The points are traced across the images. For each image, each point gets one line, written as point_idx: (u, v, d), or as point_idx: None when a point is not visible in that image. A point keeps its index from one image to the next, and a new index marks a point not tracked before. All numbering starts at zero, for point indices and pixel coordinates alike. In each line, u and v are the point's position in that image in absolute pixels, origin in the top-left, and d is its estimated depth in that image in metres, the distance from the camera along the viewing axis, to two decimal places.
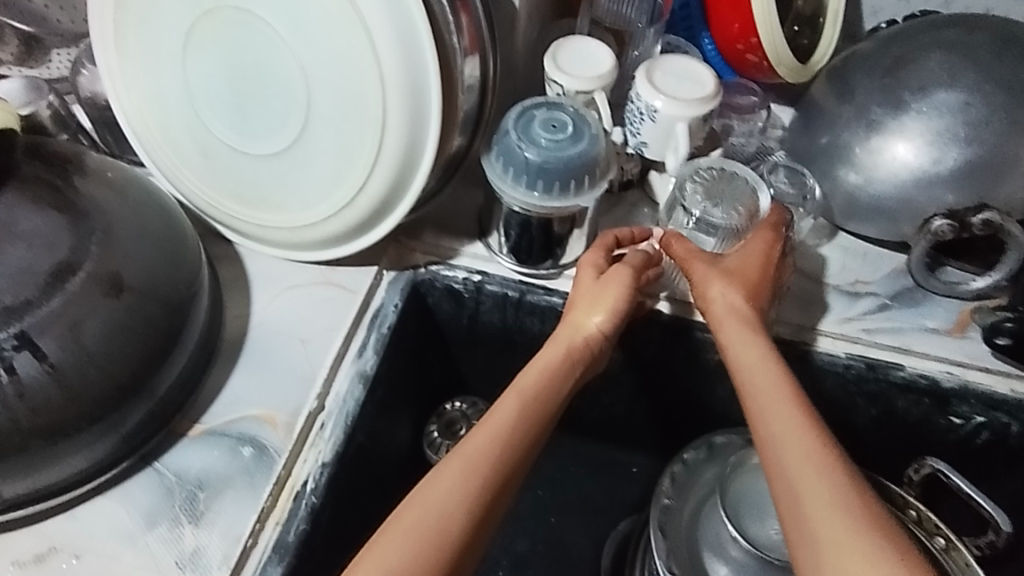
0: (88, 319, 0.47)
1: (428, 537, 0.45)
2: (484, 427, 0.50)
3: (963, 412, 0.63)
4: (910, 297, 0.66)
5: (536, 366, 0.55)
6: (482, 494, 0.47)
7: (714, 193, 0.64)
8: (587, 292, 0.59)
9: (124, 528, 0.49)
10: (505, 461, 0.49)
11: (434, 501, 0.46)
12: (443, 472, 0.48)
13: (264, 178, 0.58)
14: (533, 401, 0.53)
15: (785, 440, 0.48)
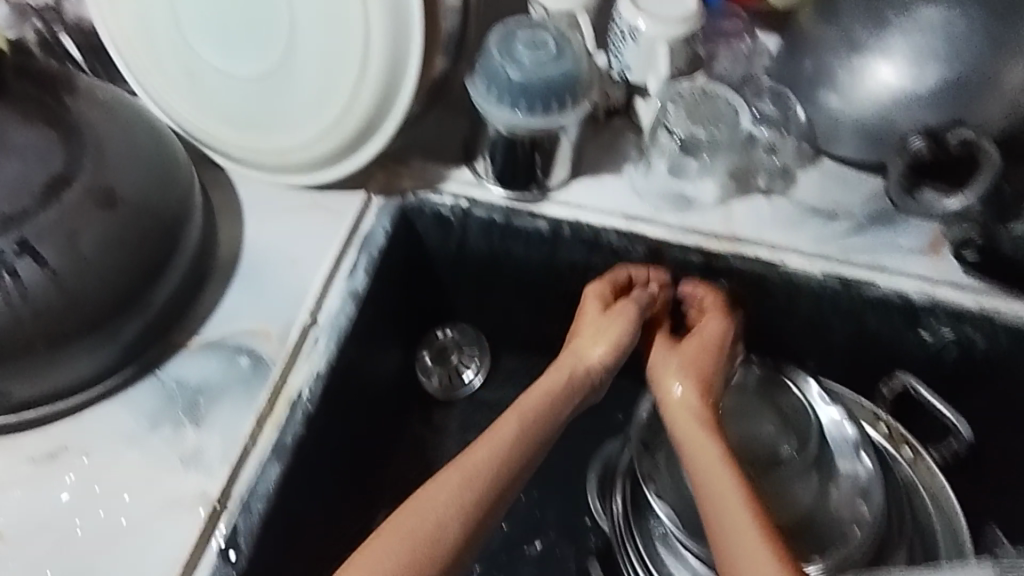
0: (83, 229, 0.48)
1: (419, 548, 0.49)
2: (484, 441, 0.55)
3: (932, 326, 0.65)
4: (888, 218, 0.68)
5: (539, 391, 0.60)
6: (475, 511, 0.52)
7: (700, 115, 0.67)
8: (590, 326, 0.64)
9: (130, 429, 0.52)
10: (501, 471, 0.54)
11: (430, 511, 0.51)
12: (438, 488, 0.52)
13: (250, 101, 0.59)
14: (534, 421, 0.57)
15: (712, 479, 0.55)
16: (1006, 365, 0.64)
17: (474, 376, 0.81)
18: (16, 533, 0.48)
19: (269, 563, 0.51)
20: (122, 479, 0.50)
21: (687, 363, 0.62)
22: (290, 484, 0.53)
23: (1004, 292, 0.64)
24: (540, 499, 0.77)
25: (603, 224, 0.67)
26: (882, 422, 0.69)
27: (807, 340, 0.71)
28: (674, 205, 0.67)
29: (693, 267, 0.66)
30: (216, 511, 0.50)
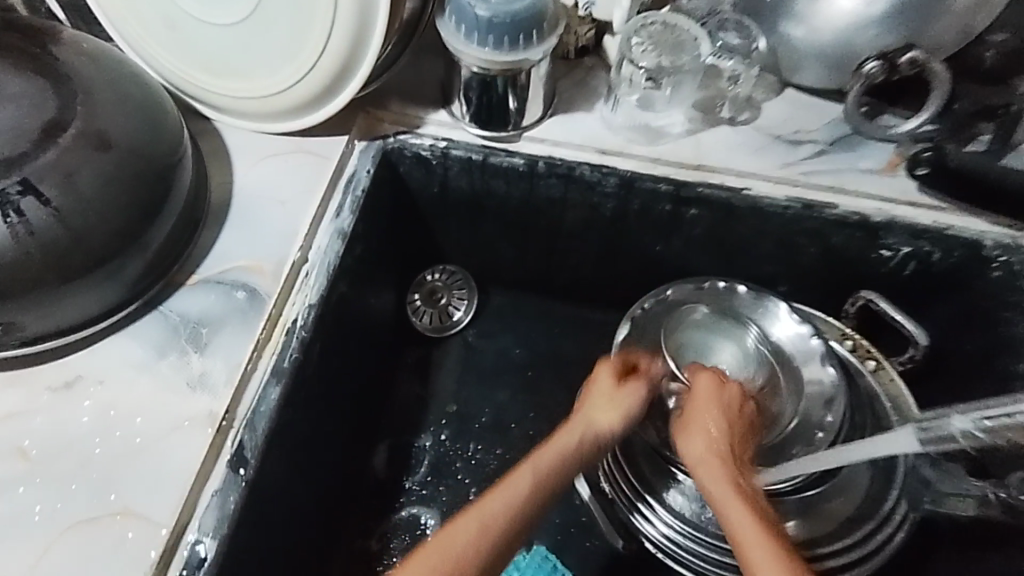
0: (80, 170, 0.51)
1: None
2: (504, 489, 0.53)
3: (890, 243, 0.69)
4: (848, 142, 0.71)
5: (549, 450, 0.57)
6: (491, 551, 0.50)
7: (666, 50, 0.70)
8: (600, 395, 0.62)
9: (139, 358, 0.56)
10: (510, 528, 0.51)
11: (451, 549, 0.49)
12: (456, 526, 0.50)
13: (229, 48, 0.62)
14: (544, 484, 0.54)
15: (738, 523, 0.50)
16: (955, 276, 0.69)
17: (463, 312, 0.86)
18: (40, 455, 0.52)
19: (276, 474, 0.57)
20: (133, 403, 0.54)
21: (716, 416, 0.59)
22: (289, 404, 0.58)
23: (956, 208, 0.68)
24: (530, 425, 0.81)
25: (576, 158, 0.70)
26: (847, 339, 0.73)
27: (776, 264, 0.74)
28: (644, 138, 0.70)
29: (663, 196, 0.69)
30: (224, 427, 0.54)
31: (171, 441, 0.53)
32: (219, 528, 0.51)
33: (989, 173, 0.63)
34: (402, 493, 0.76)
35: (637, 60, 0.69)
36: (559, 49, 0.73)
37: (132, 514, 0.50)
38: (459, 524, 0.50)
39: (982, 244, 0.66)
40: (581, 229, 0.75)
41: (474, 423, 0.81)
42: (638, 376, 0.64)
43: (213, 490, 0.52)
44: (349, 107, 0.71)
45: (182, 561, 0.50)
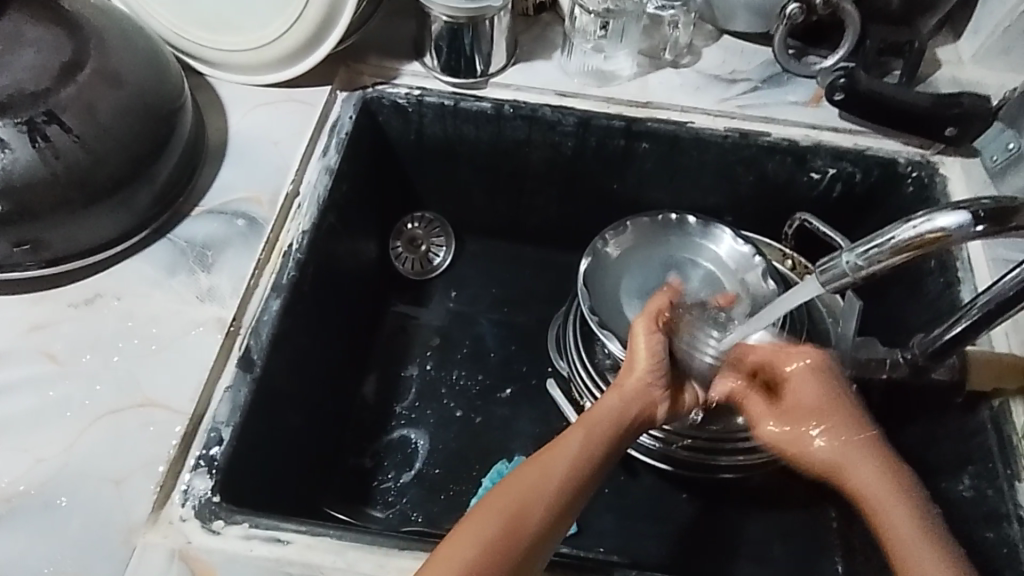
0: (99, 104, 0.58)
1: (512, 519, 0.49)
2: (556, 450, 0.54)
3: (819, 166, 0.77)
4: (778, 80, 0.80)
5: (603, 404, 0.58)
6: (557, 506, 0.51)
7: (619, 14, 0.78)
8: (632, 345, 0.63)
9: (153, 277, 0.63)
10: (579, 484, 0.53)
11: (515, 496, 0.50)
12: (521, 473, 0.52)
13: (224, 4, 0.71)
14: (598, 434, 0.56)
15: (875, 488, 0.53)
16: (877, 193, 0.78)
17: (442, 257, 0.92)
18: (67, 358, 0.58)
19: (279, 378, 0.63)
20: (150, 314, 0.61)
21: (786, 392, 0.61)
22: (289, 315, 0.64)
23: (871, 132, 0.77)
24: (506, 355, 0.86)
25: (538, 101, 0.78)
26: (787, 258, 0.80)
27: (722, 195, 0.83)
28: (596, 80, 0.79)
29: (617, 131, 0.77)
30: (232, 332, 0.61)
31: (186, 344, 0.60)
32: (232, 417, 0.58)
33: (892, 97, 0.73)
34: (392, 417, 0.81)
35: (592, 25, 0.78)
36: (519, 6, 0.82)
37: (155, 404, 0.57)
38: (529, 474, 0.52)
39: (896, 161, 0.75)
40: (546, 169, 0.83)
41: (456, 354, 0.86)
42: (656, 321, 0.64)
43: (225, 386, 0.59)
44: (332, 62, 0.78)
45: (200, 446, 0.56)
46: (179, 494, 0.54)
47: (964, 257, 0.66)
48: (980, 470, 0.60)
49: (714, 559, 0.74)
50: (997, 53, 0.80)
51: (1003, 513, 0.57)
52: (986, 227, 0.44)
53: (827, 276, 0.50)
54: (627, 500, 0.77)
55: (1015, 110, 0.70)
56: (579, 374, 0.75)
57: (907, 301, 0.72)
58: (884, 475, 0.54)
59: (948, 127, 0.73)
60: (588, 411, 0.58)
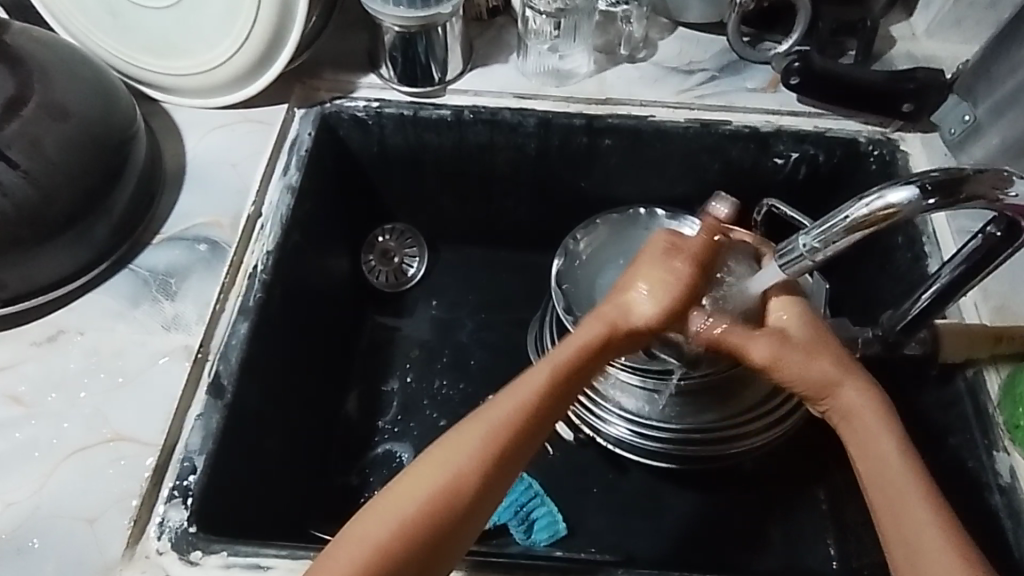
0: (45, 137, 0.58)
1: (440, 487, 0.47)
2: (502, 398, 0.50)
3: (782, 151, 0.77)
4: (735, 68, 0.80)
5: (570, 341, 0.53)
6: (499, 461, 0.48)
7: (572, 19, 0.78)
8: (649, 264, 0.54)
9: (116, 309, 0.62)
10: (523, 432, 0.49)
11: (447, 460, 0.48)
12: (458, 434, 0.49)
13: (169, 29, 0.71)
14: (560, 379, 0.51)
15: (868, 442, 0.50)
16: (842, 174, 0.78)
17: (416, 267, 0.91)
18: (31, 399, 0.57)
19: (252, 402, 0.62)
20: (113, 346, 0.60)
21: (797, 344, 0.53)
22: (258, 338, 0.64)
23: (831, 113, 0.77)
24: (488, 362, 0.85)
25: (497, 105, 0.78)
26: None
27: (691, 186, 0.83)
28: (555, 80, 0.79)
29: (578, 129, 0.77)
30: (200, 358, 0.60)
31: (152, 375, 0.59)
32: (204, 445, 0.57)
33: (845, 77, 0.73)
34: (375, 433, 0.80)
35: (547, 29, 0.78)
36: (472, 10, 0.82)
37: (123, 437, 0.56)
38: (464, 431, 0.49)
39: (858, 141, 0.76)
40: (512, 172, 0.82)
41: (436, 365, 0.85)
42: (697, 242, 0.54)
43: (196, 415, 0.58)
44: (287, 79, 0.78)
45: (174, 477, 0.55)
46: (154, 528, 0.53)
47: (930, 231, 0.67)
48: (959, 441, 0.60)
49: (711, 552, 0.73)
50: (950, 25, 0.80)
51: (985, 483, 0.57)
52: (934, 200, 0.45)
53: (785, 260, 0.51)
54: (615, 498, 0.76)
55: (969, 82, 0.71)
56: None
57: (879, 277, 0.72)
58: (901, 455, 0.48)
59: (905, 104, 0.73)
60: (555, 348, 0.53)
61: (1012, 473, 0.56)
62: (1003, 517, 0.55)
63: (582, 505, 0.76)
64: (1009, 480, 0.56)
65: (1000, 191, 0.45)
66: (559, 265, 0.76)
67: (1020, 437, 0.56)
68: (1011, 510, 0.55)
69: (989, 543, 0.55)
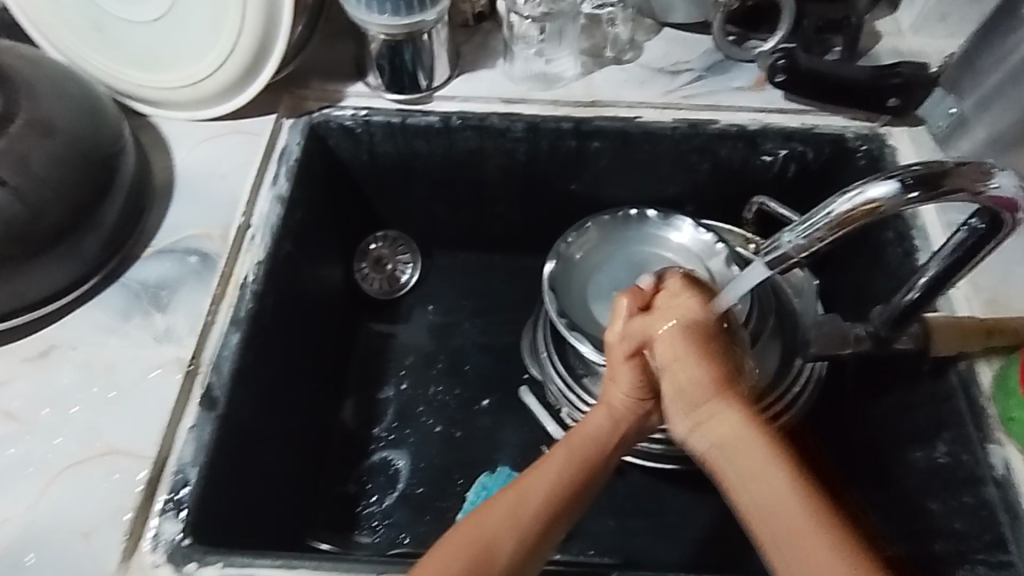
0: (31, 153, 0.58)
1: (478, 557, 0.47)
2: (539, 471, 0.51)
3: (771, 149, 0.78)
4: (721, 68, 0.80)
5: (589, 424, 0.55)
6: (533, 533, 0.49)
7: (558, 23, 0.79)
8: (616, 367, 0.57)
9: (107, 323, 0.62)
10: (563, 509, 0.51)
11: (488, 523, 0.48)
12: (498, 502, 0.50)
13: (156, 43, 0.71)
14: (584, 455, 0.53)
15: (761, 494, 0.46)
16: (830, 171, 0.78)
17: (410, 274, 0.91)
18: (23, 415, 0.57)
19: (245, 414, 0.62)
20: (105, 361, 0.60)
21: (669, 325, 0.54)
22: (251, 349, 0.64)
23: (819, 110, 0.77)
24: (483, 367, 0.85)
25: (484, 110, 0.78)
26: (751, 243, 0.79)
27: (681, 186, 0.83)
28: (542, 84, 0.79)
29: (567, 132, 0.78)
30: (192, 371, 0.60)
31: (144, 388, 0.59)
32: (197, 458, 0.57)
33: (830, 74, 0.73)
34: (372, 440, 0.80)
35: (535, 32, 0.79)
36: (459, 17, 0.83)
37: (116, 451, 0.56)
38: (502, 501, 0.50)
39: (846, 136, 0.76)
40: (502, 176, 0.83)
41: (430, 371, 0.85)
42: (620, 329, 0.56)
43: (188, 428, 0.58)
44: (275, 90, 0.78)
45: (168, 490, 0.55)
46: (148, 541, 0.53)
47: (920, 225, 0.67)
48: (953, 435, 0.59)
49: (711, 552, 0.73)
50: (934, 20, 0.80)
51: (980, 476, 0.57)
52: (917, 193, 0.45)
53: (772, 256, 0.51)
54: (614, 500, 0.76)
55: (954, 75, 0.71)
56: (554, 384, 0.75)
57: (870, 271, 0.72)
58: (758, 469, 0.47)
59: (891, 98, 0.73)
60: (569, 433, 0.55)
61: (1006, 466, 0.56)
62: (999, 510, 0.55)
63: (581, 507, 0.76)
64: (1003, 473, 0.56)
65: (980, 184, 0.46)
66: (552, 269, 0.75)
67: (1014, 429, 0.56)
68: (1008, 504, 0.55)
69: (985, 536, 0.55)
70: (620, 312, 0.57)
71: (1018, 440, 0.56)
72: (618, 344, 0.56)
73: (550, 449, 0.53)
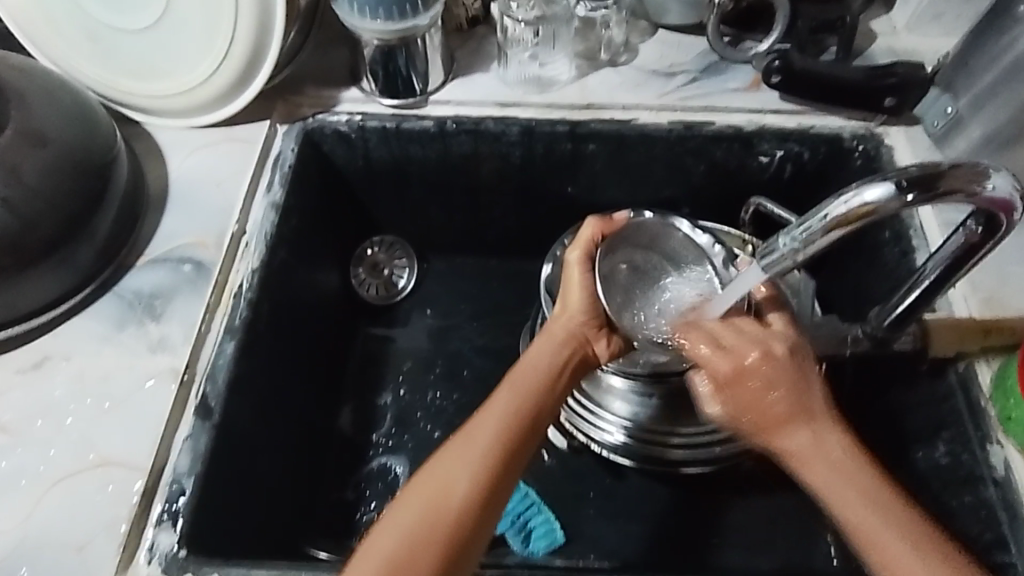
0: (23, 164, 0.58)
1: (434, 504, 0.50)
2: (483, 417, 0.54)
3: (767, 150, 0.77)
4: (716, 69, 0.80)
5: (530, 360, 0.58)
6: (485, 474, 0.51)
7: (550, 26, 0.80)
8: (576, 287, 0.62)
9: (101, 332, 0.62)
10: (512, 445, 0.53)
11: (439, 470, 0.51)
12: (449, 449, 0.53)
13: (148, 51, 0.71)
14: (526, 390, 0.56)
15: (839, 494, 0.49)
16: (827, 171, 0.78)
17: (407, 279, 0.91)
18: (18, 426, 0.57)
19: (241, 422, 0.62)
20: (100, 371, 0.60)
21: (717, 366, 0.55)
22: (246, 357, 0.63)
23: (814, 110, 0.77)
24: (481, 372, 0.85)
25: (479, 114, 0.77)
26: (748, 243, 0.79)
27: (678, 188, 0.83)
28: (537, 88, 0.79)
29: (562, 135, 0.77)
30: (187, 380, 0.60)
31: (139, 398, 0.58)
32: (193, 467, 0.56)
33: (826, 74, 0.73)
34: (370, 447, 0.80)
35: (529, 36, 0.79)
36: (453, 21, 0.83)
37: (111, 462, 0.56)
38: (452, 449, 0.52)
39: (842, 137, 0.75)
40: (498, 180, 0.82)
41: (428, 376, 0.85)
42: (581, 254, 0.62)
43: (183, 437, 0.57)
44: (269, 97, 0.78)
45: (163, 500, 0.55)
46: (143, 553, 0.52)
47: (917, 224, 0.66)
48: (953, 435, 0.59)
49: (711, 555, 0.72)
50: (930, 19, 0.80)
51: (980, 477, 0.56)
52: (912, 195, 0.45)
53: (767, 259, 0.50)
54: (613, 503, 0.76)
55: (949, 75, 0.71)
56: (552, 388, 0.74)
57: (868, 271, 0.72)
58: (860, 495, 0.49)
59: (887, 98, 0.73)
60: (514, 371, 0.58)
61: (1007, 467, 0.56)
62: (1000, 511, 0.55)
63: (580, 512, 0.75)
64: (1003, 473, 0.56)
65: (976, 185, 0.46)
66: (549, 271, 0.75)
67: (1013, 429, 0.55)
68: (1008, 505, 0.55)
69: (986, 538, 0.55)
70: (586, 238, 0.63)
71: (1017, 441, 0.55)
72: (578, 263, 0.62)
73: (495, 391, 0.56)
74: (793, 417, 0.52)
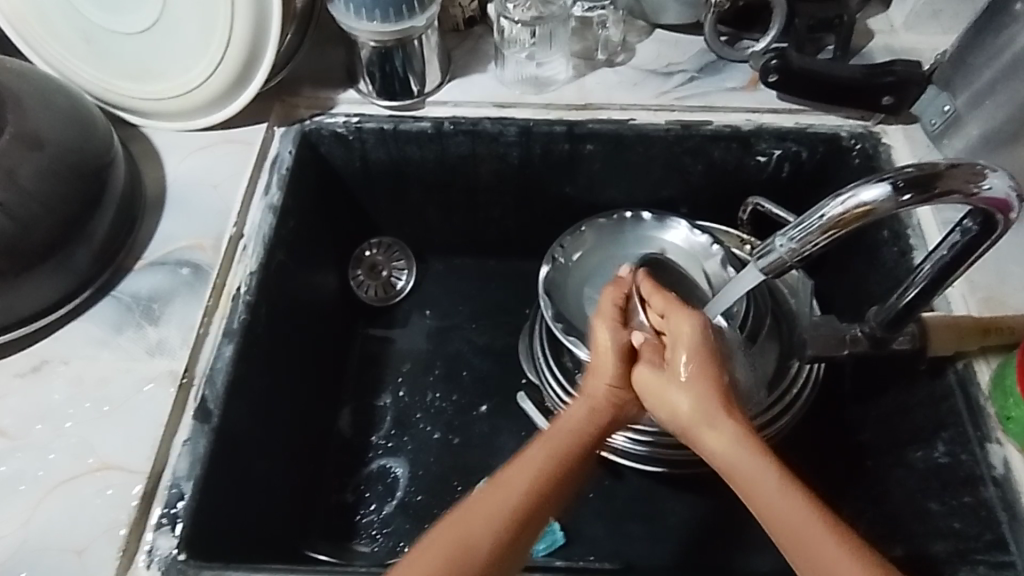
0: (20, 168, 0.58)
1: (455, 556, 0.47)
2: (516, 466, 0.52)
3: (765, 149, 0.77)
4: (714, 68, 0.80)
5: (569, 414, 0.56)
6: (511, 528, 0.49)
7: (545, 24, 0.78)
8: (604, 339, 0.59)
9: (100, 336, 0.62)
10: (542, 502, 0.51)
11: (465, 522, 0.49)
12: (477, 498, 0.50)
13: (144, 53, 0.71)
14: (562, 446, 0.53)
15: (759, 476, 0.47)
16: (825, 170, 0.78)
17: (405, 280, 0.91)
18: (17, 431, 0.57)
19: (240, 425, 0.62)
20: (98, 375, 0.60)
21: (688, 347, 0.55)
22: (244, 359, 0.63)
23: (812, 109, 0.77)
24: (480, 372, 0.85)
25: (477, 115, 0.77)
26: (747, 243, 0.79)
27: (676, 187, 0.82)
28: (534, 88, 0.79)
29: (559, 136, 0.77)
30: (185, 383, 0.60)
31: (137, 402, 0.58)
32: (192, 471, 0.56)
33: (823, 72, 0.73)
34: (369, 448, 0.80)
35: (523, 36, 0.78)
36: (449, 21, 0.83)
37: (110, 467, 0.56)
38: (480, 497, 0.50)
39: (840, 135, 0.75)
40: (496, 181, 0.82)
41: (427, 377, 0.84)
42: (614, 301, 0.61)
43: (182, 441, 0.57)
44: (266, 98, 0.78)
45: (162, 504, 0.55)
46: (143, 557, 0.52)
47: (915, 224, 0.66)
48: (952, 434, 0.59)
49: (711, 555, 0.72)
50: (927, 17, 0.80)
51: (979, 477, 0.56)
52: (909, 195, 0.45)
53: (765, 260, 0.50)
54: (613, 504, 0.76)
55: (947, 73, 0.71)
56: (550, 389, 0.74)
57: (866, 270, 0.72)
58: (781, 479, 0.47)
59: (884, 97, 0.73)
60: (549, 428, 0.55)
61: (1005, 466, 0.56)
62: (998, 510, 0.55)
63: (580, 513, 0.75)
64: (1002, 472, 0.56)
65: (973, 185, 0.46)
66: (547, 273, 0.75)
67: (1012, 428, 0.55)
68: (1007, 504, 0.55)
69: (985, 537, 0.55)
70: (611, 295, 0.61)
71: (1017, 440, 0.55)
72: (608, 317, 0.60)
73: (528, 444, 0.54)
74: (706, 412, 0.52)
